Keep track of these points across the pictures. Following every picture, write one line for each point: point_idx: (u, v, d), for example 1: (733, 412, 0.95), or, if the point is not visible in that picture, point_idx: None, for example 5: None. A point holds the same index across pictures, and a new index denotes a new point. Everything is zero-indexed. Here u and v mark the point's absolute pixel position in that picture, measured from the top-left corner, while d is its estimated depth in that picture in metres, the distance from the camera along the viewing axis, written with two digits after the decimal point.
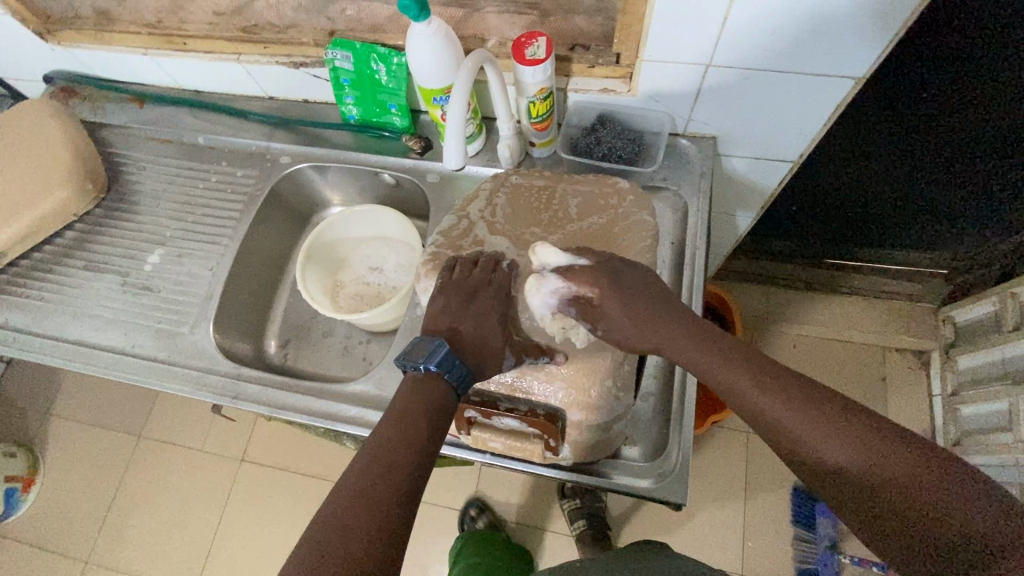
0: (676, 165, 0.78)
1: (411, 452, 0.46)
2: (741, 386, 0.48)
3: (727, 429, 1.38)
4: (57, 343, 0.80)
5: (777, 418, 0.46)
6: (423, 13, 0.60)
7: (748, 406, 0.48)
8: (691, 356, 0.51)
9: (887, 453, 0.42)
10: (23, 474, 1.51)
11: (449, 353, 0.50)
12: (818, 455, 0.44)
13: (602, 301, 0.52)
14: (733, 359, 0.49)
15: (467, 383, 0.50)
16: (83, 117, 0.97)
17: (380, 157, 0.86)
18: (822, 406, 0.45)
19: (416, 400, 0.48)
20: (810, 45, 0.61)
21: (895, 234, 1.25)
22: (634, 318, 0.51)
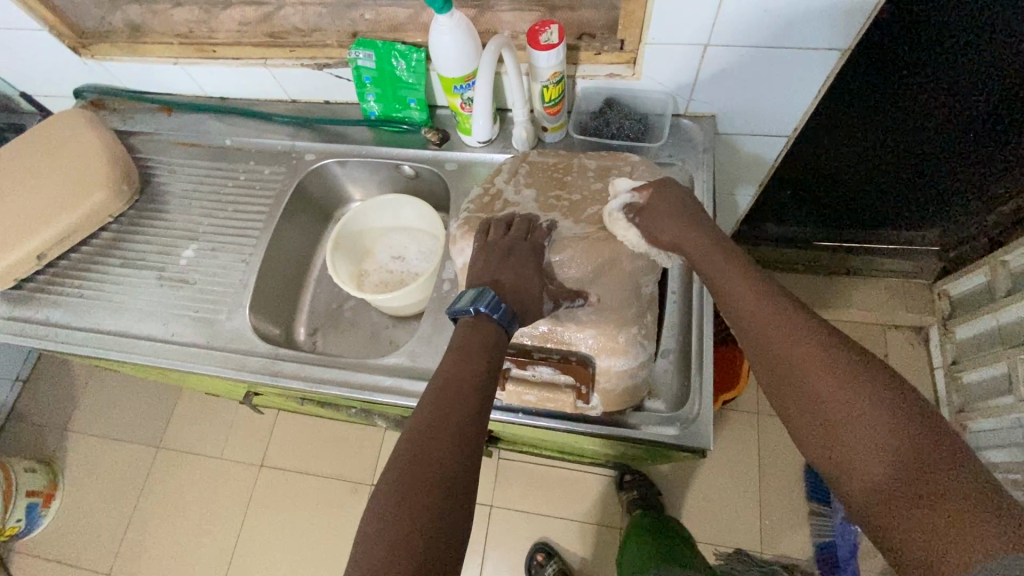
0: (681, 143, 0.84)
1: (474, 389, 0.50)
2: (775, 334, 0.49)
3: (739, 410, 1.41)
4: (100, 336, 0.83)
5: (804, 368, 0.47)
6: (446, 5, 0.66)
7: (774, 353, 0.49)
8: (732, 293, 0.53)
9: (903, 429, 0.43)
10: (45, 489, 1.51)
11: (495, 296, 0.55)
12: (830, 413, 0.45)
13: (649, 203, 0.61)
14: (775, 305, 0.51)
15: (513, 325, 0.55)
16: (114, 126, 1.02)
17: (401, 150, 0.91)
18: (852, 369, 0.46)
19: (474, 342, 0.53)
20: (797, 20, 0.66)
21: (888, 215, 1.30)
22: (670, 223, 0.59)
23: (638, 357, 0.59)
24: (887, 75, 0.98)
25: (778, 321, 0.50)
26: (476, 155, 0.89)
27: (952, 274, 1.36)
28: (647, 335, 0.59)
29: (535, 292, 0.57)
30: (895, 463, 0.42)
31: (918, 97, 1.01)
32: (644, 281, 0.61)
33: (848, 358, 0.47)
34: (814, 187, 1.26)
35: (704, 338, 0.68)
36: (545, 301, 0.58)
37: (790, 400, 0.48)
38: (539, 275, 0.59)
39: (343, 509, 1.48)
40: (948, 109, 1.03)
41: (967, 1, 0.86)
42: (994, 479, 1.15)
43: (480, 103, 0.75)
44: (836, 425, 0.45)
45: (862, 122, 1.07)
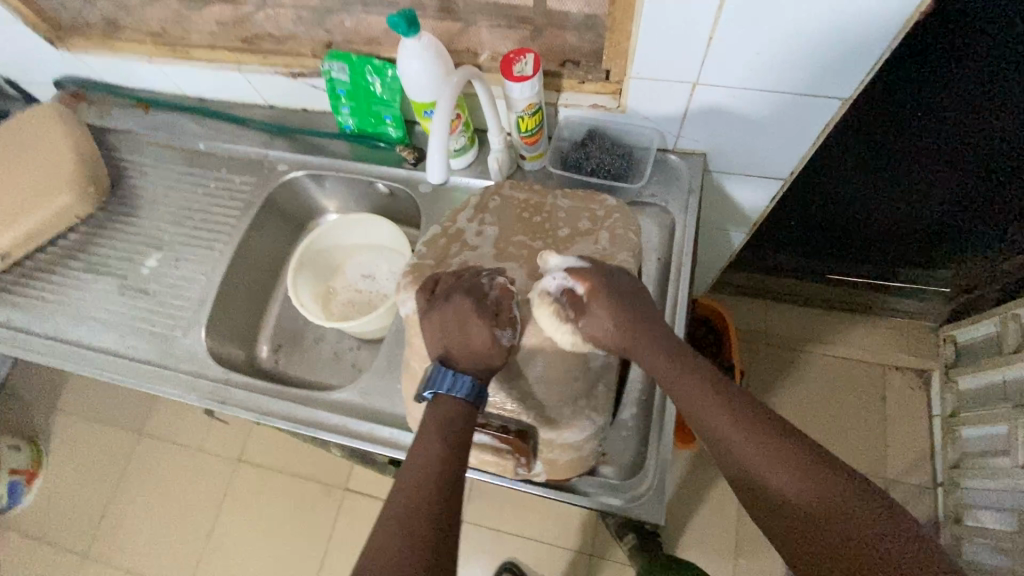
0: (666, 181, 0.78)
1: (437, 478, 0.46)
2: (716, 423, 0.49)
3: None
4: (55, 344, 0.82)
5: (746, 460, 0.48)
6: (412, 29, 0.61)
7: (721, 444, 0.49)
8: (670, 383, 0.52)
9: (839, 506, 0.45)
10: (26, 468, 1.53)
11: (445, 372, 0.50)
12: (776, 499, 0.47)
13: (590, 298, 0.52)
14: (713, 392, 0.50)
15: (478, 389, 0.50)
16: (90, 121, 0.99)
17: (374, 167, 0.87)
18: (793, 454, 0.47)
19: (431, 425, 0.49)
20: (794, 64, 0.61)
21: (896, 254, 1.22)
22: (621, 323, 0.52)
23: (584, 432, 0.56)
24: (907, 119, 0.88)
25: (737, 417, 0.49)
26: (452, 180, 0.84)
27: (962, 319, 1.29)
28: (595, 408, 0.56)
29: (488, 334, 0.50)
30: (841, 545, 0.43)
31: (935, 146, 0.93)
32: (593, 357, 0.55)
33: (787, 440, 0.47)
34: (819, 223, 1.18)
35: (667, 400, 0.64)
36: (500, 337, 0.51)
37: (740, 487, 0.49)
38: (483, 316, 0.51)
39: (316, 510, 1.47)
40: (958, 160, 0.95)
41: (987, 54, 0.77)
42: (981, 542, 1.10)
43: (436, 136, 0.57)
44: (784, 510, 0.46)
45: (866, 163, 0.99)
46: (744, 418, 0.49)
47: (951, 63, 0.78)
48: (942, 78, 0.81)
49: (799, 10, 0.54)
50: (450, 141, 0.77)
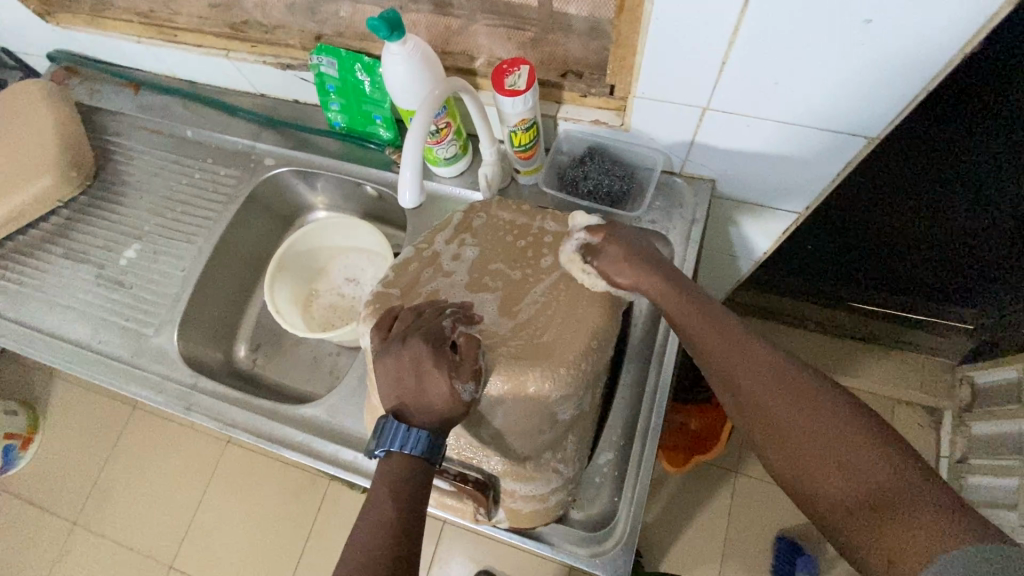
0: (669, 207, 0.72)
1: (389, 544, 0.43)
2: (743, 377, 0.47)
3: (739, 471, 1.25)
4: (27, 332, 0.80)
5: (751, 394, 0.46)
6: (395, 33, 0.56)
7: (747, 399, 0.46)
8: (698, 338, 0.50)
9: (850, 438, 0.42)
10: (24, 432, 1.49)
11: (398, 428, 0.46)
12: (805, 457, 0.43)
13: (603, 244, 0.58)
14: (721, 331, 0.49)
15: (432, 444, 0.46)
16: (79, 99, 0.96)
17: (363, 168, 0.83)
18: (800, 388, 0.45)
19: (382, 484, 0.45)
20: (817, 97, 0.55)
21: (913, 292, 1.13)
22: (629, 269, 0.55)
23: (548, 484, 0.54)
24: (935, 158, 0.78)
25: (741, 356, 0.47)
26: (441, 189, 0.78)
27: (979, 362, 1.21)
28: (562, 460, 0.53)
29: (446, 384, 0.46)
30: (876, 502, 0.40)
31: (965, 189, 0.83)
32: (561, 412, 0.51)
33: (820, 393, 0.44)
34: (831, 258, 1.09)
35: (644, 449, 0.61)
36: (460, 390, 0.47)
37: (766, 446, 0.46)
38: (442, 364, 0.47)
39: (301, 497, 1.40)
40: (977, 210, 0.86)
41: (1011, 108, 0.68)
42: None
43: (406, 152, 0.54)
44: (795, 455, 0.44)
45: (879, 203, 0.90)
46: (774, 369, 0.46)
47: (987, 105, 0.68)
48: (966, 126, 0.72)
49: (826, 40, 0.48)
50: (440, 149, 0.72)
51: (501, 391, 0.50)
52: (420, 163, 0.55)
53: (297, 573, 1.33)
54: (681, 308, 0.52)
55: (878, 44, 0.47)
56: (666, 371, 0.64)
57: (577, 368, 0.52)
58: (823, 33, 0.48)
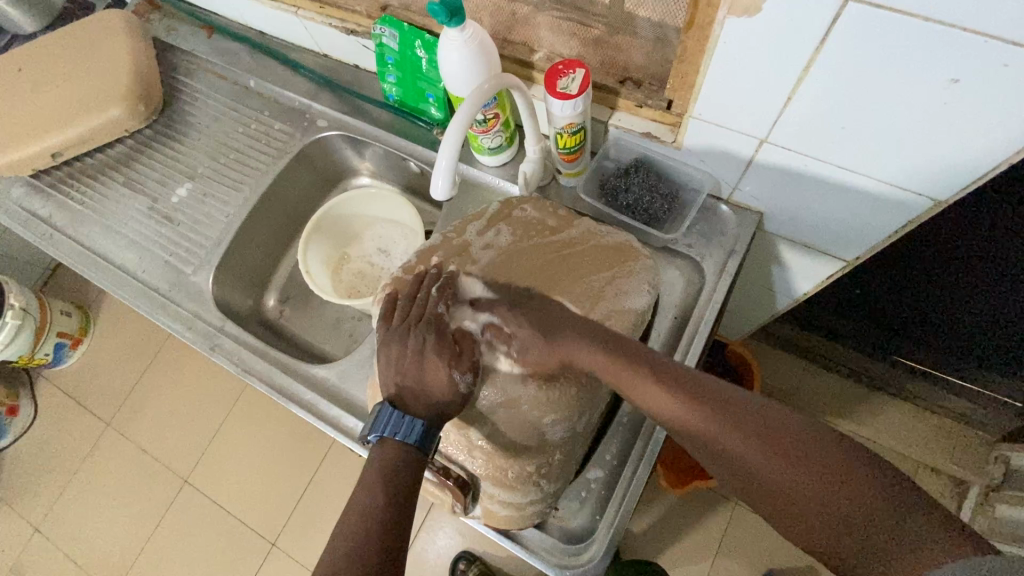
0: (709, 233, 0.70)
1: (381, 529, 0.43)
2: (754, 460, 0.42)
3: (746, 508, 1.19)
4: (84, 252, 0.86)
5: (743, 468, 0.43)
6: (455, 20, 0.56)
7: (756, 482, 0.42)
8: (674, 416, 0.44)
9: (847, 490, 0.40)
10: (74, 333, 1.56)
11: (391, 416, 0.47)
12: (816, 518, 0.41)
13: (511, 325, 0.52)
14: (690, 405, 0.44)
15: (425, 435, 0.46)
16: (157, 35, 0.99)
17: (409, 144, 0.84)
18: (788, 450, 0.42)
19: (373, 472, 0.45)
20: (889, 150, 0.51)
21: (948, 356, 1.05)
22: (571, 333, 0.49)
23: (527, 495, 0.54)
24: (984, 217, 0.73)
25: (721, 429, 0.43)
26: (481, 177, 0.77)
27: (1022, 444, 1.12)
28: (544, 475, 0.54)
29: (444, 373, 0.48)
30: (872, 539, 0.39)
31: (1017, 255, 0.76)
32: (551, 430, 0.53)
33: (813, 446, 0.42)
34: (873, 305, 1.00)
35: (635, 474, 0.60)
36: (457, 381, 0.49)
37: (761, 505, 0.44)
38: (443, 354, 0.49)
39: (310, 444, 1.42)
40: None
41: None
42: None
43: (445, 140, 0.54)
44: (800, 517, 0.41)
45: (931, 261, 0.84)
46: (781, 444, 0.42)
47: None
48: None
49: (910, 91, 0.45)
50: (485, 138, 0.71)
51: (493, 401, 0.52)
52: (456, 154, 0.54)
53: (295, 513, 1.37)
54: (643, 387, 0.45)
55: (960, 104, 0.44)
56: None
57: (567, 392, 0.53)
58: (910, 83, 0.44)
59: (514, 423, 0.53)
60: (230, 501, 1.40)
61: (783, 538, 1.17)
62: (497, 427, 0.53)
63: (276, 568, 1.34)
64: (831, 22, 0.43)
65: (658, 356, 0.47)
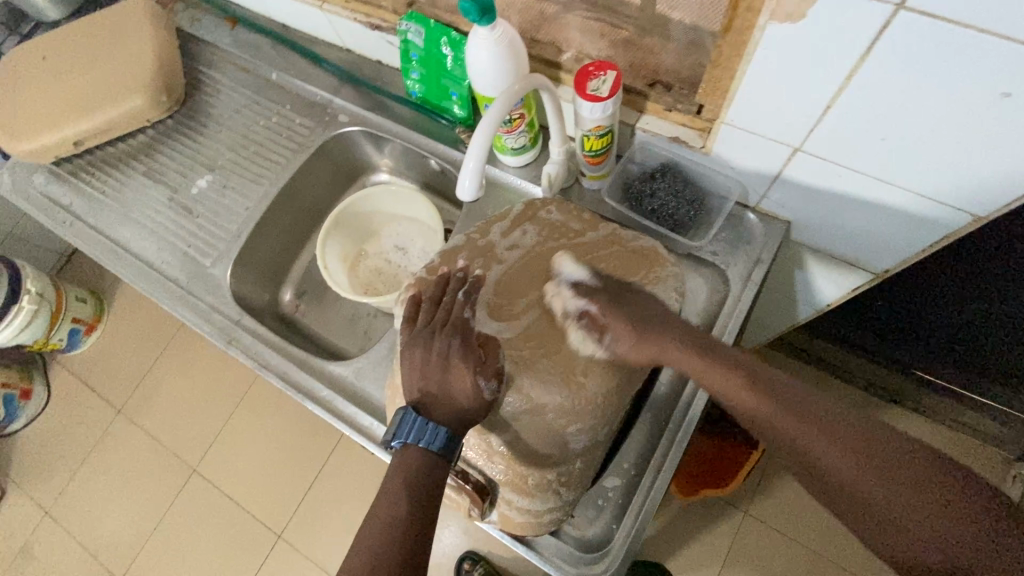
0: (734, 241, 0.69)
1: (405, 534, 0.43)
2: (841, 462, 0.42)
3: (755, 517, 1.18)
4: (104, 241, 0.87)
5: (826, 468, 0.43)
6: (486, 18, 0.55)
7: (839, 484, 0.42)
8: (756, 411, 0.45)
9: (935, 498, 0.41)
10: (89, 319, 1.56)
11: (415, 422, 0.46)
12: (905, 526, 0.41)
13: (606, 318, 0.52)
14: (776, 401, 0.45)
15: (449, 441, 0.46)
16: (180, 26, 0.99)
17: (430, 142, 0.83)
18: (876, 453, 0.42)
19: (396, 477, 0.45)
20: (930, 163, 0.49)
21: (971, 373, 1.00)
22: (649, 328, 0.50)
23: (546, 502, 0.54)
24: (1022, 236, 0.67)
25: (806, 428, 0.43)
26: (503, 177, 0.76)
27: None
28: (564, 483, 0.53)
29: (470, 379, 0.48)
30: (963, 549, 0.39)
31: None
32: (573, 438, 0.53)
33: (902, 452, 0.42)
34: (884, 328, 0.98)
35: (653, 485, 0.59)
36: (482, 388, 0.49)
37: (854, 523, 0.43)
38: (468, 359, 0.49)
39: (318, 436, 1.42)
40: None
41: None
42: None
43: (474, 142, 0.53)
44: (885, 524, 0.41)
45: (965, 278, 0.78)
46: (870, 448, 0.42)
47: None
48: None
49: (958, 104, 0.43)
50: (509, 139, 0.70)
51: (517, 409, 0.52)
52: (484, 156, 0.54)
53: (302, 506, 1.37)
54: (726, 381, 0.47)
55: (1011, 117, 0.42)
56: (694, 412, 0.61)
57: (590, 400, 0.52)
58: (959, 95, 0.43)
59: (536, 430, 0.52)
60: (237, 491, 1.41)
61: (793, 549, 1.15)
62: (518, 434, 0.52)
63: (282, 560, 1.34)
64: (879, 30, 0.42)
65: (739, 354, 0.49)
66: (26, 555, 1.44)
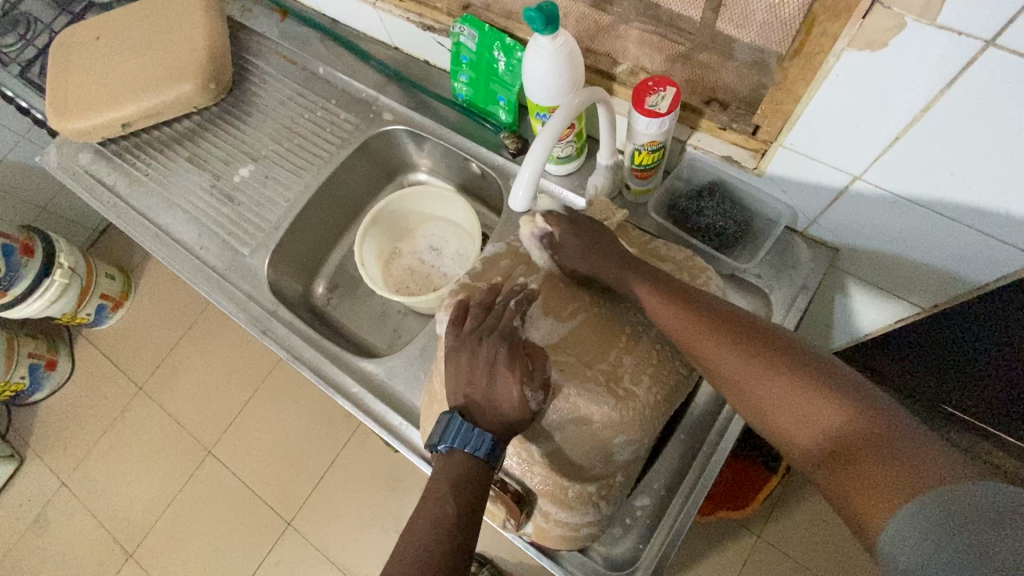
0: (780, 265, 0.68)
1: (450, 539, 0.43)
2: (722, 357, 0.46)
3: (770, 541, 1.16)
4: (145, 223, 0.88)
5: (710, 361, 0.47)
6: (549, 27, 0.55)
7: (721, 375, 0.46)
8: (658, 314, 0.51)
9: (802, 387, 0.42)
10: (116, 296, 1.58)
11: (461, 425, 0.46)
12: (774, 411, 0.43)
13: (563, 240, 0.57)
14: (677, 305, 0.50)
15: (494, 447, 0.46)
16: (231, 15, 1.00)
17: (473, 144, 0.83)
18: (753, 348, 0.45)
19: (442, 480, 0.45)
20: (997, 203, 0.48)
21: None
22: (586, 249, 0.56)
23: (583, 516, 0.54)
24: None
25: (694, 327, 0.48)
26: (546, 187, 0.76)
27: None
28: (603, 497, 0.53)
29: (516, 390, 0.47)
30: (827, 433, 0.41)
31: None
32: (618, 452, 0.52)
33: (783, 349, 0.45)
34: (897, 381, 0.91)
35: (683, 508, 0.58)
36: (528, 399, 0.48)
37: (748, 418, 0.46)
38: (514, 368, 0.48)
39: (333, 426, 1.43)
40: None
41: None
42: None
43: (532, 152, 0.53)
44: (757, 408, 0.45)
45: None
46: (751, 344, 0.45)
47: None
48: None
49: None
50: (557, 148, 0.69)
51: (562, 419, 0.51)
52: (538, 166, 0.54)
53: (313, 494, 1.38)
54: (636, 289, 0.52)
55: None
56: (729, 437, 0.60)
57: (636, 416, 0.52)
58: None
59: (578, 443, 0.52)
60: (250, 476, 1.42)
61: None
62: (560, 446, 0.52)
63: (289, 548, 1.35)
64: (963, 65, 0.40)
65: (659, 272, 0.54)
66: (41, 524, 1.47)
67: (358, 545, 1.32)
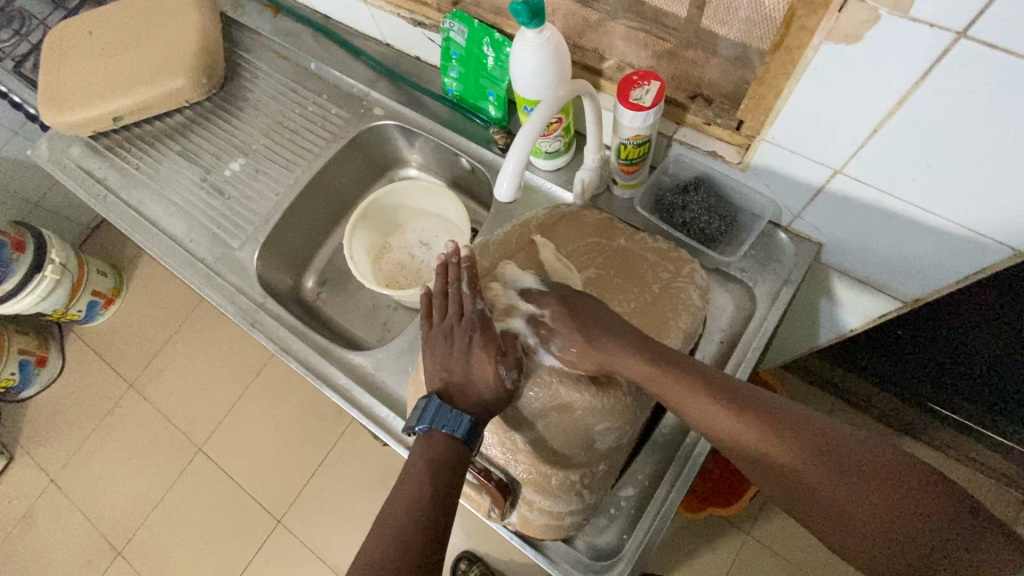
0: (763, 259, 0.69)
1: (427, 520, 0.43)
2: (785, 463, 0.43)
3: (760, 540, 1.17)
4: (134, 217, 0.88)
5: (771, 467, 0.43)
6: (535, 21, 0.56)
7: (784, 481, 0.43)
8: (701, 413, 0.46)
9: (875, 492, 0.41)
10: (108, 293, 1.57)
11: (437, 407, 0.47)
12: (849, 521, 0.41)
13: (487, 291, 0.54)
14: (723, 403, 0.45)
15: (471, 430, 0.47)
16: (224, 10, 1.00)
17: (462, 139, 0.84)
18: (817, 451, 0.42)
19: (421, 464, 0.46)
20: (972, 195, 0.49)
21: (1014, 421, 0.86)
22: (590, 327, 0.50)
23: (566, 505, 0.54)
24: None
25: (750, 430, 0.44)
26: (533, 181, 0.76)
27: None
28: (587, 486, 0.54)
29: (492, 371, 0.49)
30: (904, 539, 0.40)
31: None
32: (600, 438, 0.53)
33: (844, 447, 0.42)
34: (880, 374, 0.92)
35: (667, 498, 0.58)
36: (503, 378, 0.50)
37: (787, 502, 0.44)
38: (488, 349, 0.50)
39: (325, 422, 1.43)
40: None
41: None
42: None
43: (517, 144, 0.54)
44: (827, 516, 0.42)
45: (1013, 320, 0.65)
46: (815, 446, 0.42)
47: None
48: None
49: (1012, 134, 0.43)
50: (544, 143, 0.70)
51: (544, 406, 0.52)
52: (522, 158, 0.54)
53: (304, 491, 1.38)
54: (667, 381, 0.47)
55: None
56: None
57: (616, 404, 0.52)
58: (1014, 128, 0.42)
59: (559, 430, 0.53)
60: (240, 474, 1.42)
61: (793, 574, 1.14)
62: (542, 433, 0.53)
63: (280, 545, 1.35)
64: (938, 57, 0.41)
65: (681, 355, 0.49)
66: (28, 522, 1.46)
67: (349, 544, 1.32)
